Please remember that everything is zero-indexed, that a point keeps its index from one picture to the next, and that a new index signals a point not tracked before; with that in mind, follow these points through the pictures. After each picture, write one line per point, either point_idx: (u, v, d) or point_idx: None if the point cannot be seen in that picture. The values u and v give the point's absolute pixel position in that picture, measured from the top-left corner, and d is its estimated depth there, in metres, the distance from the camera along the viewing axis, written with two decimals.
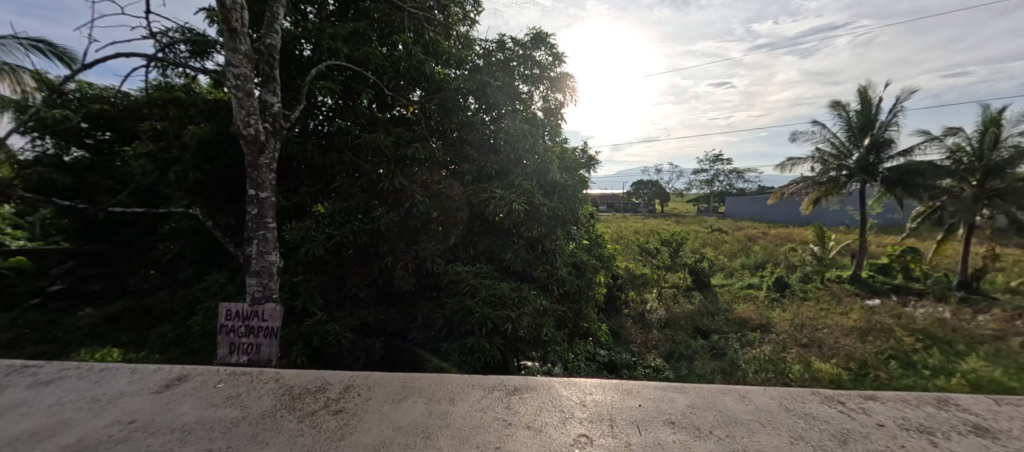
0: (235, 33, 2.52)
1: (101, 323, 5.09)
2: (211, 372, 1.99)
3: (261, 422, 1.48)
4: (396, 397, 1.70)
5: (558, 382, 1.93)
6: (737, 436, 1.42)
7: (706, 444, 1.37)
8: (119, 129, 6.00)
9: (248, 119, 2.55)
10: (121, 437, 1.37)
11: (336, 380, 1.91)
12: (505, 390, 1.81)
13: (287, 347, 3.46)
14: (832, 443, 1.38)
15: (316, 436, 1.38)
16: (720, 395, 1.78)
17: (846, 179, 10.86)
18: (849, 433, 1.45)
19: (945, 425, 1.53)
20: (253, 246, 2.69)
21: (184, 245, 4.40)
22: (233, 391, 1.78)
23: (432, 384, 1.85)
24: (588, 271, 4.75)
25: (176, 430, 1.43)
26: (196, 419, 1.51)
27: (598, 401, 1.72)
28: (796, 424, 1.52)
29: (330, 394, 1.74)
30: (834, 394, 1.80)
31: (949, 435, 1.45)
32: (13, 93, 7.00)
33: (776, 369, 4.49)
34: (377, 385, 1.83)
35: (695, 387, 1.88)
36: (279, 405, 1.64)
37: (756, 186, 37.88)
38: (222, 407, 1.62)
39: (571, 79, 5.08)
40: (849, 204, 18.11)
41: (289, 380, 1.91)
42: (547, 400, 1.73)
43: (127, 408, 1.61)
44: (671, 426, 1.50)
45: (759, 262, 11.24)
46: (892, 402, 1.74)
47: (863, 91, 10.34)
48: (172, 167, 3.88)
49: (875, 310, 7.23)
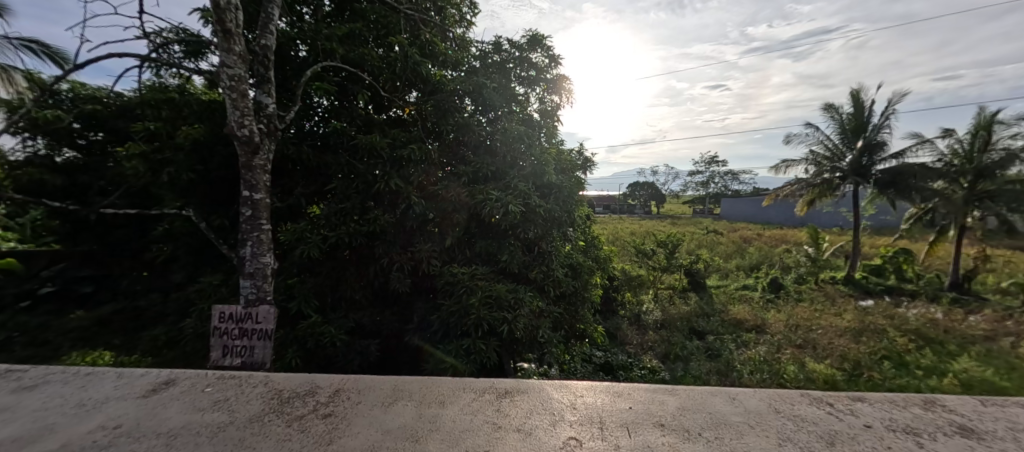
0: (229, 33, 2.50)
1: (92, 325, 5.02)
2: (199, 376, 1.97)
3: (249, 427, 1.47)
4: (385, 401, 1.69)
5: (548, 384, 1.93)
6: (726, 438, 1.43)
7: (694, 445, 1.37)
8: (110, 129, 5.94)
9: (242, 120, 2.53)
10: (105, 442, 1.36)
11: (326, 383, 1.90)
12: (496, 393, 1.80)
13: (281, 349, 3.44)
14: (819, 445, 1.39)
15: (304, 441, 1.37)
16: (709, 397, 1.79)
17: (839, 181, 10.97)
18: (836, 435, 1.46)
19: (931, 426, 1.54)
20: (247, 247, 2.67)
21: (176, 246, 4.36)
22: (221, 395, 1.76)
23: (422, 387, 1.85)
24: (584, 273, 4.76)
25: (161, 435, 1.41)
26: (183, 424, 1.50)
27: (590, 404, 1.72)
28: (784, 426, 1.53)
29: (319, 398, 1.73)
30: (823, 395, 1.82)
31: (935, 436, 1.46)
32: (8, 94, 7.01)
33: (771, 370, 4.53)
34: (366, 388, 1.83)
35: (686, 388, 1.88)
36: (267, 408, 1.63)
37: (751, 187, 37.94)
38: (210, 411, 1.61)
39: (567, 81, 5.08)
40: (843, 205, 18.26)
41: (278, 384, 1.89)
42: (538, 403, 1.72)
43: (112, 413, 1.59)
44: (660, 428, 1.51)
45: (754, 263, 11.30)
46: (880, 403, 1.76)
47: (855, 93, 10.43)
48: (166, 168, 3.85)
49: (868, 311, 7.29)
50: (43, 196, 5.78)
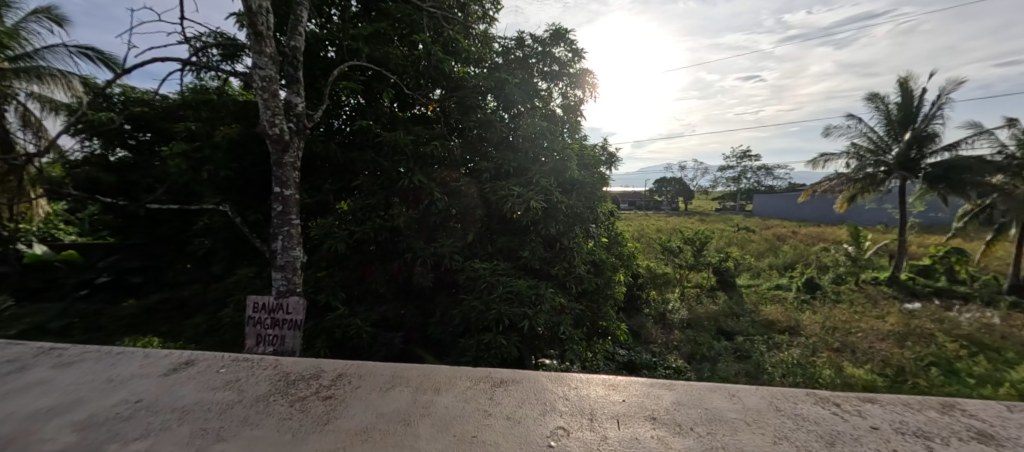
0: (261, 36, 2.60)
1: (142, 313, 5.42)
2: (215, 357, 2.09)
3: (255, 406, 1.54)
4: (384, 386, 1.74)
5: (544, 375, 1.92)
6: (718, 434, 1.38)
7: (684, 440, 1.33)
8: (157, 130, 6.34)
9: (273, 119, 2.64)
10: (125, 415, 1.46)
11: (330, 367, 1.97)
12: (490, 382, 1.81)
13: (311, 339, 3.59)
14: (817, 445, 1.31)
15: (303, 420, 1.42)
16: (708, 393, 1.73)
17: (884, 176, 10.29)
18: (838, 436, 1.38)
19: (945, 430, 1.43)
20: (279, 241, 2.79)
21: (215, 240, 4.62)
22: (233, 375, 1.86)
23: (421, 374, 1.88)
24: (607, 270, 4.69)
25: (175, 410, 1.51)
26: (196, 400, 1.59)
27: (583, 395, 1.69)
28: (781, 425, 1.45)
29: (322, 381, 1.79)
30: (832, 395, 1.72)
31: (948, 440, 1.35)
32: (68, 97, 7.61)
33: (805, 373, 4.32)
34: (368, 374, 1.88)
35: (683, 383, 1.84)
36: (273, 389, 1.71)
37: (787, 183, 36.07)
38: (221, 390, 1.70)
39: (591, 75, 4.99)
40: (888, 202, 17.15)
41: (287, 367, 1.98)
42: (532, 393, 1.72)
43: (134, 389, 1.71)
44: (651, 421, 1.47)
45: (788, 262, 10.80)
46: (891, 405, 1.65)
47: (903, 81, 9.73)
48: (205, 166, 4.07)
49: (915, 314, 6.84)
50: (98, 193, 6.24)
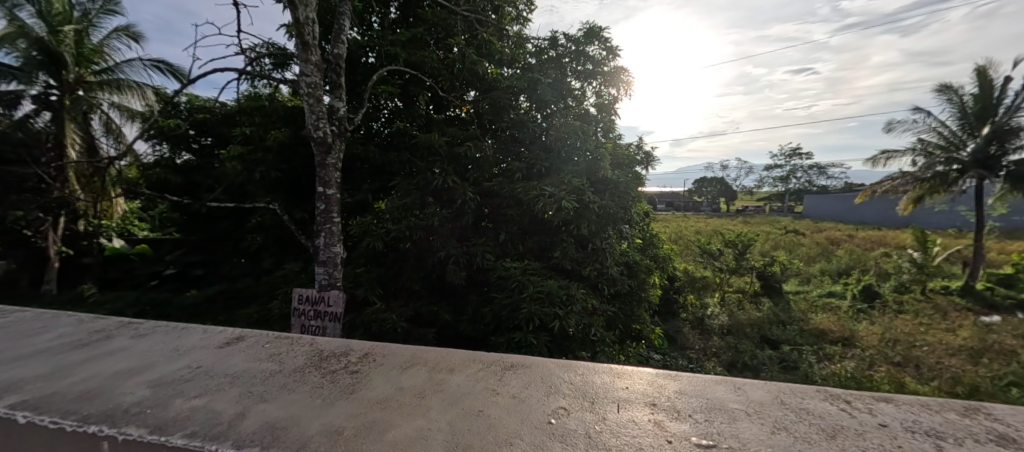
0: (307, 45, 2.76)
1: (203, 303, 5.92)
2: (264, 335, 2.12)
3: (293, 375, 1.50)
4: (404, 364, 1.59)
5: (552, 359, 1.67)
6: (715, 421, 1.09)
7: (679, 425, 1.07)
8: (216, 135, 6.89)
9: (317, 123, 2.80)
10: (183, 377, 1.48)
11: (360, 346, 1.89)
12: (502, 363, 1.59)
13: (350, 332, 3.77)
14: (816, 438, 0.99)
15: (332, 389, 1.34)
16: (706, 382, 1.40)
17: (957, 175, 9.31)
18: (837, 430, 1.03)
19: (965, 431, 1.03)
20: (321, 238, 2.96)
21: (266, 237, 4.96)
22: (277, 349, 1.86)
23: (439, 354, 1.71)
24: (641, 272, 4.57)
25: (224, 375, 1.51)
26: (243, 368, 1.59)
27: (586, 377, 1.43)
28: (780, 417, 1.12)
29: (352, 357, 1.72)
30: (848, 393, 1.32)
31: (967, 443, 0.97)
32: (143, 106, 8.43)
33: (859, 388, 4.01)
34: (392, 353, 1.76)
35: (688, 375, 1.50)
36: (309, 362, 1.67)
37: (843, 183, 33.44)
38: (266, 361, 1.69)
39: (626, 73, 4.88)
40: (963, 204, 15.50)
41: (322, 345, 1.95)
42: (539, 374, 1.48)
43: (191, 357, 1.74)
44: (649, 406, 1.20)
45: (843, 267, 10.02)
46: (911, 404, 1.24)
47: (982, 69, 8.75)
48: (258, 168, 4.39)
49: (994, 329, 6.13)
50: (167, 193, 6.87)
